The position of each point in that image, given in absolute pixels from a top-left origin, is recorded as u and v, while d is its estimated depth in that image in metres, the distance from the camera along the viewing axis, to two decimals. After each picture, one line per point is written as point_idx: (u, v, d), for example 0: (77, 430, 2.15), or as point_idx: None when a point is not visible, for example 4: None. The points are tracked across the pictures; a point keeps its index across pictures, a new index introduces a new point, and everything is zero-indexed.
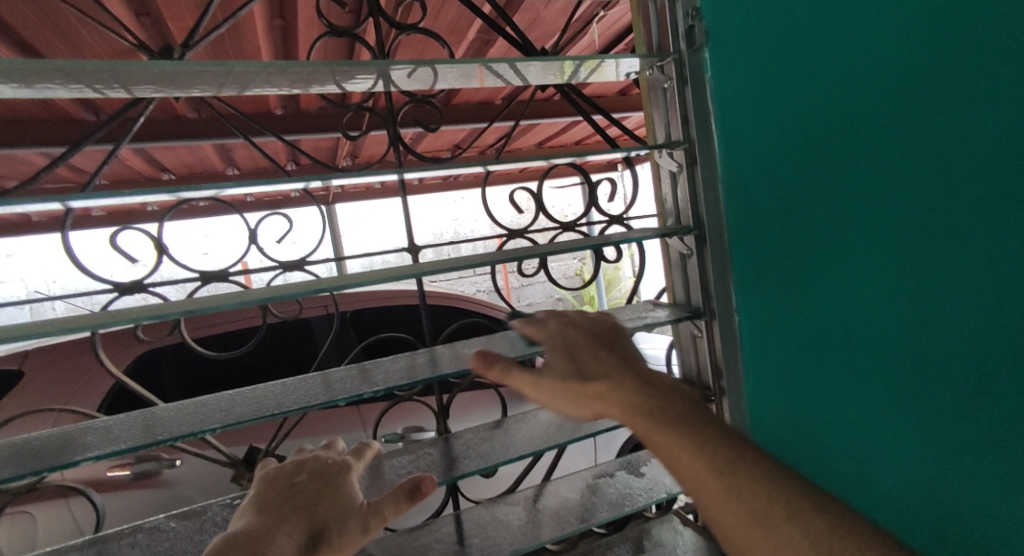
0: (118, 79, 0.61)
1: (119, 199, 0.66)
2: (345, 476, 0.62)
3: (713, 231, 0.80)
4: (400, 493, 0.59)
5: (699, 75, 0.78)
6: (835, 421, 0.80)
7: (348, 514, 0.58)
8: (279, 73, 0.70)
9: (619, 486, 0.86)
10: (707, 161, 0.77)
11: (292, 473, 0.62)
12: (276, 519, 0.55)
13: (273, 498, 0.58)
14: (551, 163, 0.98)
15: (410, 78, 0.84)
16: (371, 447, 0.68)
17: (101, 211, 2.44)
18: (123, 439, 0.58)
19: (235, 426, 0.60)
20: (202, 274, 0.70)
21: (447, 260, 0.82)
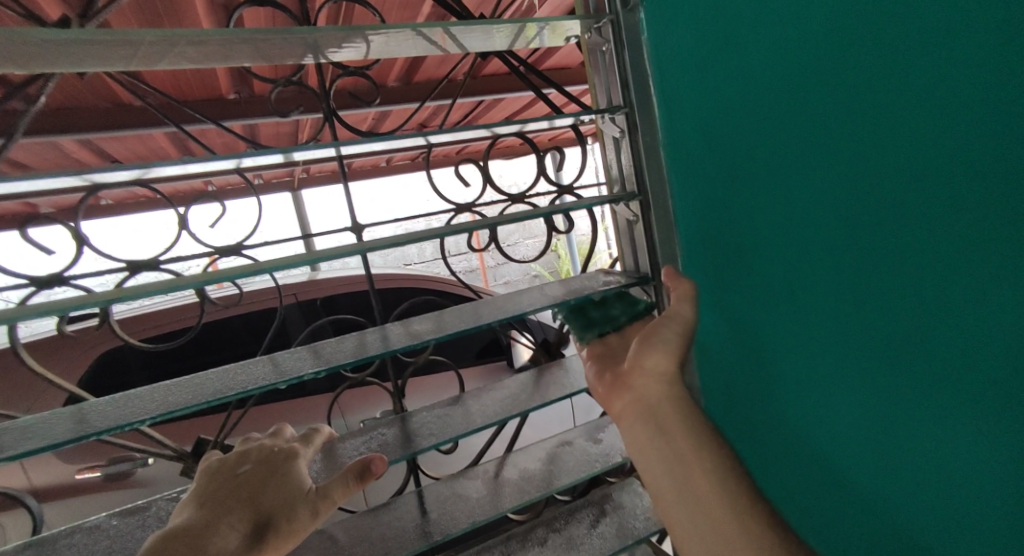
0: (10, 54, 0.56)
1: (18, 187, 0.61)
2: (294, 462, 0.61)
3: (656, 196, 0.80)
4: (348, 475, 0.57)
5: (636, 37, 0.77)
6: (802, 440, 0.74)
7: (294, 501, 0.57)
8: (192, 46, 0.65)
9: (577, 453, 0.87)
10: (647, 125, 0.78)
11: (237, 463, 0.60)
12: (223, 512, 0.55)
13: (215, 491, 0.57)
14: (497, 136, 0.96)
15: (342, 50, 0.80)
16: (320, 432, 0.67)
17: (46, 206, 2.32)
18: (49, 433, 0.56)
19: (169, 416, 0.58)
20: (129, 263, 0.67)
21: (391, 237, 0.80)
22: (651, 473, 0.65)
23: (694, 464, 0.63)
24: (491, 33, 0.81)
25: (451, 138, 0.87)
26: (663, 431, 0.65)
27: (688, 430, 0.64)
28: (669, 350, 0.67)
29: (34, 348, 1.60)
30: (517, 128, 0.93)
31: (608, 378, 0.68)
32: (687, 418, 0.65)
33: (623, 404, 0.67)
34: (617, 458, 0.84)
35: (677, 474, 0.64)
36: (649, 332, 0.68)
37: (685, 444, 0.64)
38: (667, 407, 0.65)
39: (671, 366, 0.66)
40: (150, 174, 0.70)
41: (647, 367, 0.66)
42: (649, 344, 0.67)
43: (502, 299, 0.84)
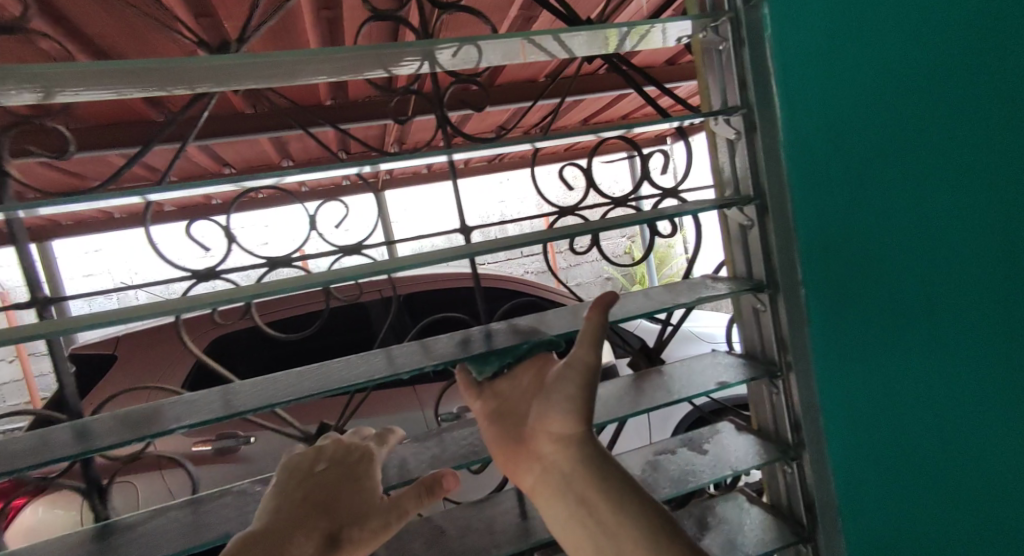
0: (178, 77, 0.65)
1: (187, 190, 0.70)
2: (366, 464, 0.67)
3: (776, 199, 0.70)
4: (421, 489, 0.61)
5: (758, 34, 0.69)
6: (908, 466, 0.71)
7: (370, 508, 0.62)
8: (323, 62, 0.71)
9: (680, 462, 0.82)
10: (768, 127, 0.69)
11: (314, 462, 0.66)
12: (306, 505, 0.61)
13: (300, 489, 0.63)
14: (601, 138, 0.89)
15: (455, 58, 0.82)
16: (393, 432, 0.72)
17: (171, 205, 2.62)
18: (204, 412, 0.63)
19: (301, 401, 0.64)
20: (270, 259, 0.73)
21: (496, 240, 0.82)
22: (574, 537, 0.66)
23: (614, 520, 0.64)
24: (595, 38, 0.81)
25: (555, 141, 0.87)
26: (579, 495, 0.66)
27: (600, 484, 0.65)
28: (571, 410, 0.66)
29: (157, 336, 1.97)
30: (622, 131, 0.90)
31: (514, 452, 0.69)
32: (594, 474, 0.66)
33: (534, 476, 0.68)
34: (725, 470, 0.76)
35: (600, 532, 0.64)
36: (552, 387, 0.67)
37: (597, 497, 0.65)
38: (578, 471, 0.66)
39: (577, 428, 0.66)
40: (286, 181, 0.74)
41: (551, 431, 0.67)
42: (552, 402, 0.67)
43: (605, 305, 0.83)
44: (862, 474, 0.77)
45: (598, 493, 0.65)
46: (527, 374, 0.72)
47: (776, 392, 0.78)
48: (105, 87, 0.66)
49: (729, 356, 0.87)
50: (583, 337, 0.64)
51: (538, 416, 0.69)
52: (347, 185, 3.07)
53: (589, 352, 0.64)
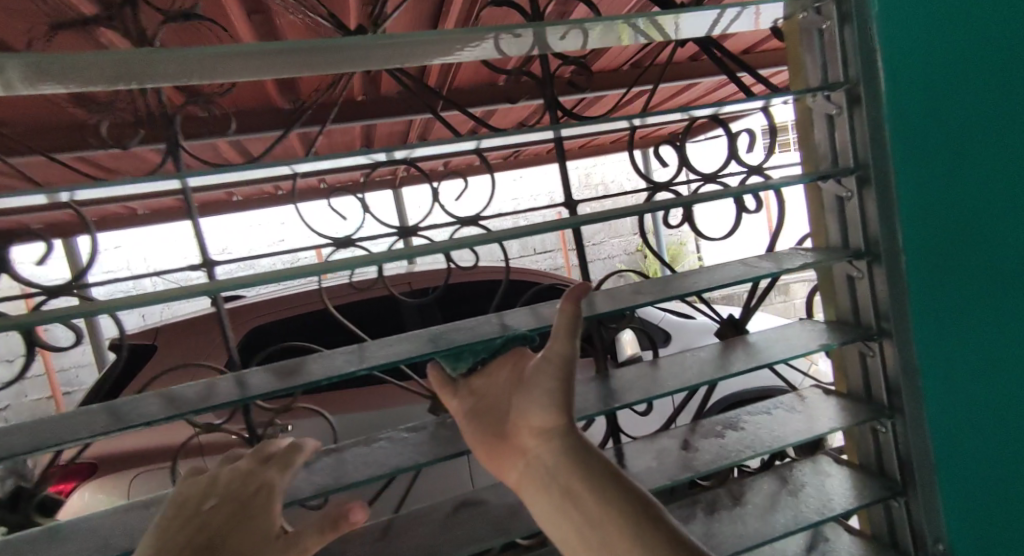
0: (322, 57, 0.70)
1: (326, 163, 0.75)
2: (262, 497, 0.61)
3: (878, 171, 0.74)
4: (319, 525, 0.55)
5: (865, 12, 0.72)
6: (1006, 419, 0.77)
7: (262, 545, 0.57)
8: (449, 43, 0.75)
9: (770, 425, 0.88)
10: (872, 101, 0.73)
11: (204, 497, 0.60)
12: (189, 548, 0.54)
13: (182, 528, 0.57)
14: (693, 116, 0.92)
15: (563, 40, 0.83)
16: (303, 451, 0.66)
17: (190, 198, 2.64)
18: (343, 363, 0.76)
19: (420, 359, 0.72)
20: (401, 227, 0.78)
21: (598, 213, 0.86)
22: (562, 535, 0.58)
23: (602, 513, 0.56)
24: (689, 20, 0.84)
25: (652, 120, 0.91)
26: (562, 488, 0.58)
27: (585, 475, 0.58)
28: (552, 398, 0.60)
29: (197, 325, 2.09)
30: (714, 109, 0.92)
31: (495, 446, 0.63)
32: (579, 466, 0.58)
33: (519, 471, 0.62)
34: (820, 429, 0.82)
35: (585, 528, 0.56)
36: (530, 377, 0.61)
37: (581, 489, 0.57)
38: (562, 464, 0.59)
39: (561, 417, 0.60)
40: (415, 154, 0.79)
41: (533, 424, 0.61)
42: (530, 391, 0.61)
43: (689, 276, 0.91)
44: (959, 428, 0.82)
45: (585, 490, 0.57)
46: (502, 369, 0.67)
47: (869, 355, 0.83)
48: None
49: (822, 322, 0.92)
50: (557, 327, 0.59)
51: (519, 408, 0.63)
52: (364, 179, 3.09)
53: (565, 341, 0.59)
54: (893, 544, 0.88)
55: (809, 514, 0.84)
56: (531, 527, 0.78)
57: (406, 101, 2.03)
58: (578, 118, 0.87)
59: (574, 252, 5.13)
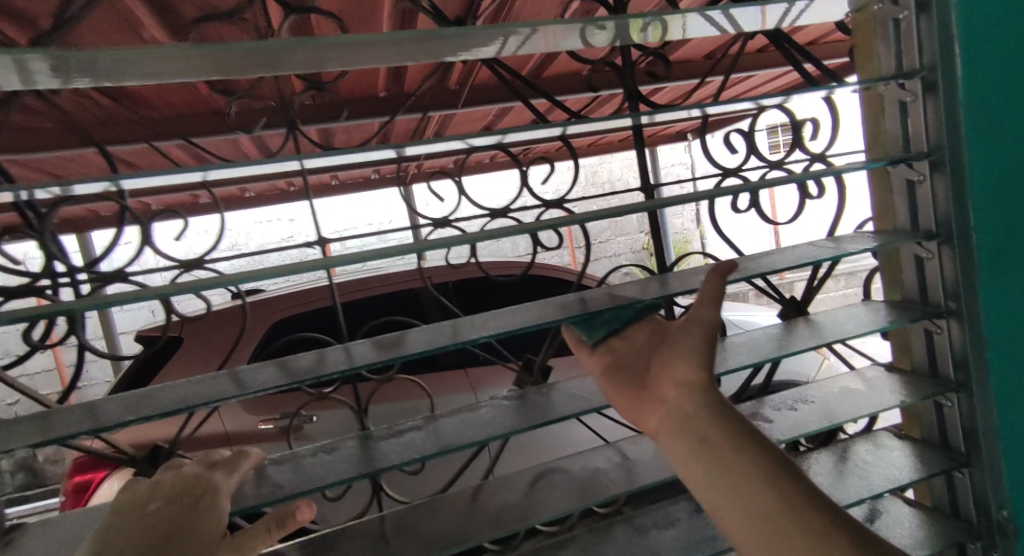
0: (424, 45, 0.73)
1: (425, 149, 0.79)
2: (211, 497, 0.64)
3: (953, 154, 0.78)
4: (269, 524, 0.61)
5: (945, 2, 0.76)
6: None
7: (209, 543, 0.59)
8: (540, 32, 0.79)
9: (836, 399, 0.92)
10: (949, 87, 0.77)
11: (148, 498, 0.62)
12: (135, 545, 0.56)
13: (122, 526, 0.58)
14: (761, 106, 0.96)
15: (642, 32, 0.86)
16: (251, 456, 0.69)
17: (203, 194, 2.64)
18: (440, 338, 0.81)
19: (516, 332, 0.77)
20: (493, 210, 0.83)
21: (674, 197, 0.91)
22: (695, 477, 0.63)
23: (738, 459, 0.61)
24: (763, 13, 0.87)
25: (724, 109, 0.94)
26: (700, 435, 0.63)
27: (724, 426, 0.63)
28: (697, 356, 0.67)
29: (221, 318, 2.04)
30: (780, 99, 0.96)
31: (635, 394, 0.69)
32: (717, 418, 0.64)
33: (657, 418, 0.67)
34: (887, 403, 0.86)
35: (722, 471, 0.61)
36: (677, 335, 0.69)
37: (720, 437, 0.62)
38: (703, 412, 0.64)
39: (702, 374, 0.66)
40: (506, 140, 0.84)
41: (675, 376, 0.67)
42: (677, 347, 0.68)
43: (754, 258, 0.95)
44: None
45: (723, 438, 0.62)
46: (641, 334, 0.74)
47: (937, 332, 0.87)
48: (348, 59, 0.74)
49: (883, 303, 0.95)
50: (706, 291, 0.66)
51: (660, 362, 0.69)
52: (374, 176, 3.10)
53: (711, 306, 0.66)
54: (955, 514, 0.92)
55: (881, 484, 0.86)
56: (614, 493, 0.82)
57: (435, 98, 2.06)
58: (656, 106, 0.91)
59: (582, 249, 5.13)
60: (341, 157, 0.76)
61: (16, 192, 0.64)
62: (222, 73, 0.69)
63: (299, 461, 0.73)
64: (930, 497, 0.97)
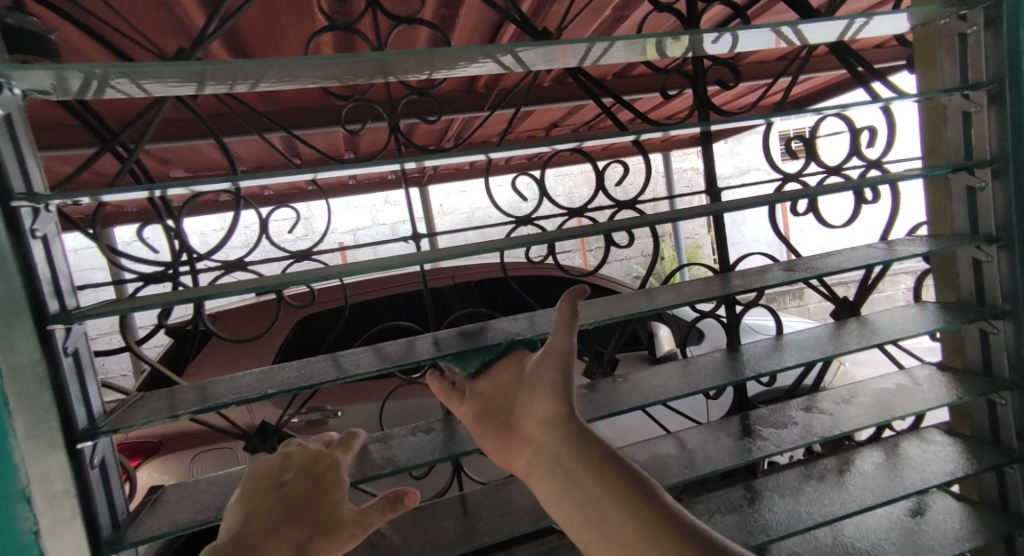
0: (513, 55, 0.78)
1: (512, 153, 0.86)
2: (334, 475, 0.63)
3: (1016, 161, 0.83)
4: (381, 504, 0.58)
5: (1015, 19, 0.80)
6: None
7: (332, 521, 0.59)
8: (619, 44, 0.84)
9: (889, 395, 0.96)
10: (1015, 98, 0.81)
11: (279, 472, 0.63)
12: (265, 524, 0.58)
13: (258, 501, 0.60)
14: (822, 114, 1.01)
15: (712, 45, 0.90)
16: (359, 438, 0.68)
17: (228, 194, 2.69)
18: (521, 327, 0.87)
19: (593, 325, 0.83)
20: (572, 210, 0.90)
21: (739, 201, 0.96)
22: (566, 513, 0.59)
23: (604, 493, 0.57)
24: (829, 29, 0.91)
25: (787, 119, 1.00)
26: (568, 470, 0.59)
27: (587, 458, 0.59)
28: (554, 389, 0.62)
29: (251, 311, 1.77)
30: (838, 109, 1.00)
31: (501, 437, 0.64)
32: (581, 450, 0.59)
33: (527, 459, 0.63)
34: (941, 400, 0.90)
35: (590, 505, 0.57)
36: (534, 369, 0.63)
37: (584, 471, 0.58)
38: (564, 446, 0.60)
39: (563, 405, 0.62)
40: (584, 145, 0.89)
41: (536, 412, 0.62)
42: (534, 382, 0.63)
43: (811, 259, 1.00)
44: None
45: (587, 472, 0.58)
46: (509, 372, 0.69)
47: (993, 332, 0.91)
48: (442, 67, 0.80)
49: (937, 304, 0.99)
50: (556, 324, 0.61)
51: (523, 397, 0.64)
52: (393, 179, 3.15)
53: (563, 336, 0.61)
54: (1004, 507, 0.95)
55: (935, 477, 0.89)
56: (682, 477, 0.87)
57: (466, 102, 2.11)
58: (724, 115, 0.96)
59: (595, 252, 5.15)
60: (438, 159, 0.82)
61: (154, 191, 0.71)
62: (336, 79, 0.75)
63: (396, 439, 0.79)
64: (977, 492, 1.00)
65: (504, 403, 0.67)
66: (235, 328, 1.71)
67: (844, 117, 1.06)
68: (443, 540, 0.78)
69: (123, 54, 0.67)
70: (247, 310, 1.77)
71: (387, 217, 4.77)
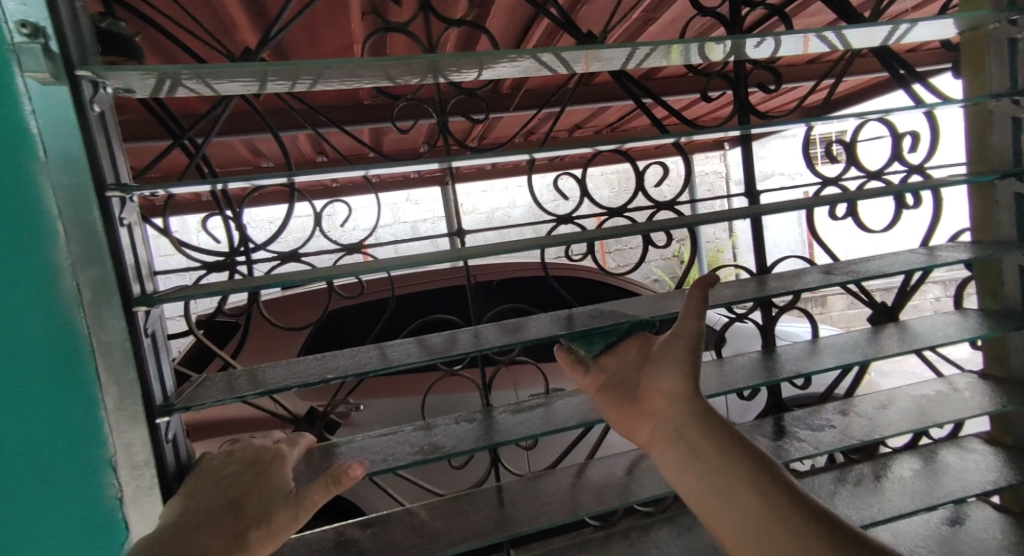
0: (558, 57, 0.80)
1: (555, 153, 0.87)
2: (277, 466, 0.59)
3: None
4: (323, 478, 0.53)
5: None
6: None
7: (273, 503, 0.55)
8: (663, 47, 0.85)
9: (927, 401, 0.95)
10: None
11: (223, 465, 0.60)
12: (200, 514, 0.53)
13: (199, 491, 0.56)
14: (864, 119, 1.01)
15: (754, 49, 0.91)
16: (305, 435, 0.65)
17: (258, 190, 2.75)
18: (559, 323, 0.89)
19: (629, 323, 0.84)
20: (612, 211, 0.92)
21: (778, 204, 0.96)
22: (687, 483, 0.61)
23: (731, 466, 0.59)
24: (871, 34, 0.91)
25: (827, 123, 1.00)
26: (693, 443, 0.61)
27: (715, 438, 0.61)
28: (682, 367, 0.63)
29: (289, 305, 1.81)
30: (880, 114, 0.99)
31: (624, 409, 0.65)
32: (708, 428, 0.61)
33: (647, 431, 0.64)
34: (983, 408, 0.89)
35: (714, 476, 0.59)
36: (662, 347, 0.65)
37: (711, 449, 0.61)
38: (691, 421, 0.62)
39: (691, 385, 0.63)
40: (624, 146, 0.90)
41: (663, 388, 0.63)
42: (662, 360, 0.64)
43: (850, 264, 1.00)
44: None
45: (713, 447, 0.60)
46: (631, 349, 0.69)
47: None
48: (487, 69, 0.82)
49: (979, 311, 0.98)
50: (688, 307, 0.62)
51: (647, 374, 0.65)
52: (416, 178, 3.19)
53: (696, 318, 0.62)
54: None
55: (975, 486, 0.88)
56: None
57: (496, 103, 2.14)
58: (764, 118, 0.96)
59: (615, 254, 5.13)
60: (482, 158, 0.85)
61: (216, 185, 0.74)
62: (388, 79, 0.79)
63: (437, 428, 0.82)
64: (1017, 502, 0.99)
65: (624, 378, 0.68)
66: (279, 315, 1.78)
67: (886, 122, 1.05)
68: (480, 527, 0.81)
69: (194, 54, 0.71)
70: (286, 304, 1.81)
71: (408, 216, 4.82)
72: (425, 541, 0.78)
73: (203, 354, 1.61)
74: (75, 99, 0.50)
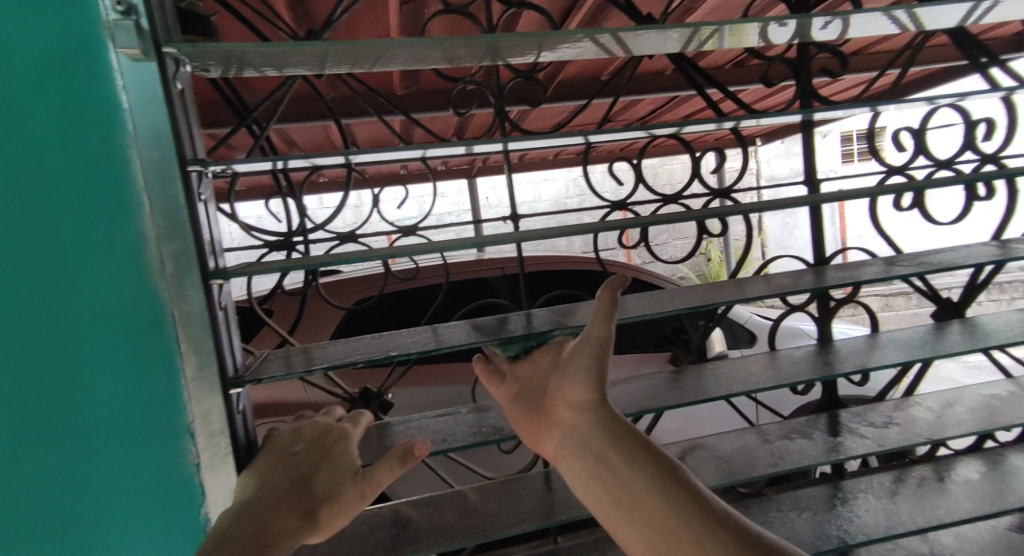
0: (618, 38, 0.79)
1: (612, 136, 0.86)
2: (343, 443, 0.61)
3: None
4: (390, 457, 0.54)
5: None
6: None
7: (344, 480, 0.57)
8: (725, 28, 0.82)
9: (995, 401, 0.91)
10: None
11: (292, 442, 0.61)
12: (276, 490, 0.55)
13: (270, 468, 0.58)
14: (935, 104, 0.96)
15: (819, 30, 0.87)
16: (365, 413, 0.66)
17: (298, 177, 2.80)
18: (611, 310, 0.87)
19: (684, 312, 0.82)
20: (667, 197, 0.90)
21: (840, 192, 0.92)
22: (594, 497, 0.58)
23: (635, 476, 0.56)
24: (947, 12, 0.85)
25: (896, 107, 0.95)
26: (598, 454, 0.59)
27: (619, 443, 0.59)
28: (587, 375, 0.62)
29: (335, 289, 1.84)
30: (955, 98, 0.94)
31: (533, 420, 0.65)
32: (614, 436, 0.59)
33: (554, 443, 0.63)
34: None
35: (619, 488, 0.56)
36: (567, 356, 0.64)
37: (616, 457, 0.58)
38: (595, 430, 0.60)
39: (595, 394, 0.62)
40: (681, 131, 0.88)
41: (567, 398, 0.62)
42: (565, 369, 0.63)
43: (915, 256, 0.95)
44: None
45: (618, 457, 0.58)
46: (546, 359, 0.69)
47: None
48: (545, 50, 0.81)
49: None
50: (595, 309, 0.61)
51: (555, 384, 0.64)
52: (449, 167, 3.19)
53: (601, 323, 0.61)
54: None
55: None
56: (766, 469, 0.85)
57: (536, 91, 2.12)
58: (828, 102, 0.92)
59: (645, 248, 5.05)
60: (538, 141, 0.84)
61: (277, 163, 0.75)
62: (448, 61, 0.79)
63: (486, 411, 0.82)
64: None
65: (538, 389, 0.68)
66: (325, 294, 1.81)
67: (959, 108, 1.00)
68: (526, 510, 0.81)
69: (261, 34, 0.72)
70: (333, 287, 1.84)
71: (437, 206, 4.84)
72: (471, 522, 0.79)
73: (250, 328, 1.66)
74: (160, 76, 0.52)
